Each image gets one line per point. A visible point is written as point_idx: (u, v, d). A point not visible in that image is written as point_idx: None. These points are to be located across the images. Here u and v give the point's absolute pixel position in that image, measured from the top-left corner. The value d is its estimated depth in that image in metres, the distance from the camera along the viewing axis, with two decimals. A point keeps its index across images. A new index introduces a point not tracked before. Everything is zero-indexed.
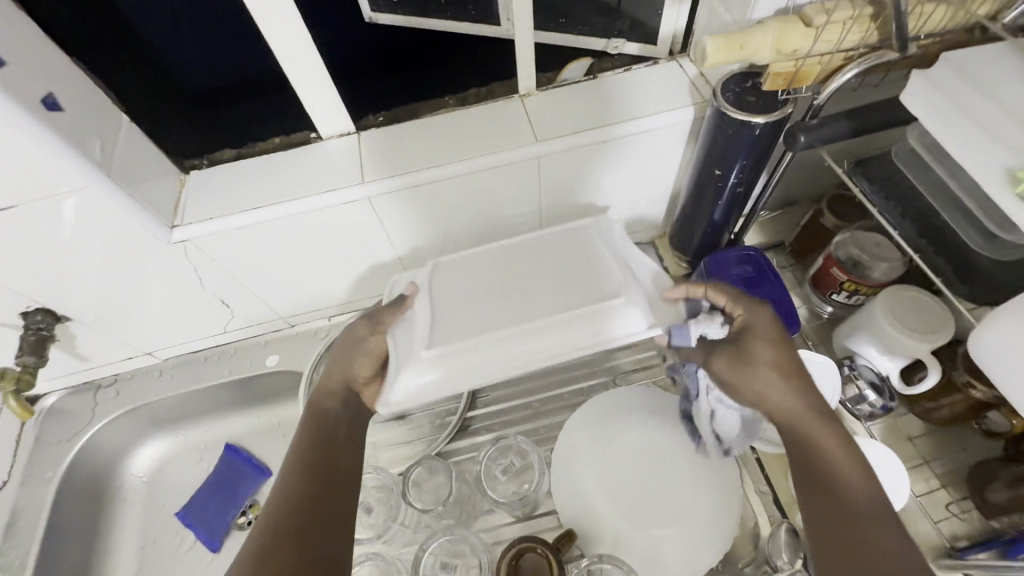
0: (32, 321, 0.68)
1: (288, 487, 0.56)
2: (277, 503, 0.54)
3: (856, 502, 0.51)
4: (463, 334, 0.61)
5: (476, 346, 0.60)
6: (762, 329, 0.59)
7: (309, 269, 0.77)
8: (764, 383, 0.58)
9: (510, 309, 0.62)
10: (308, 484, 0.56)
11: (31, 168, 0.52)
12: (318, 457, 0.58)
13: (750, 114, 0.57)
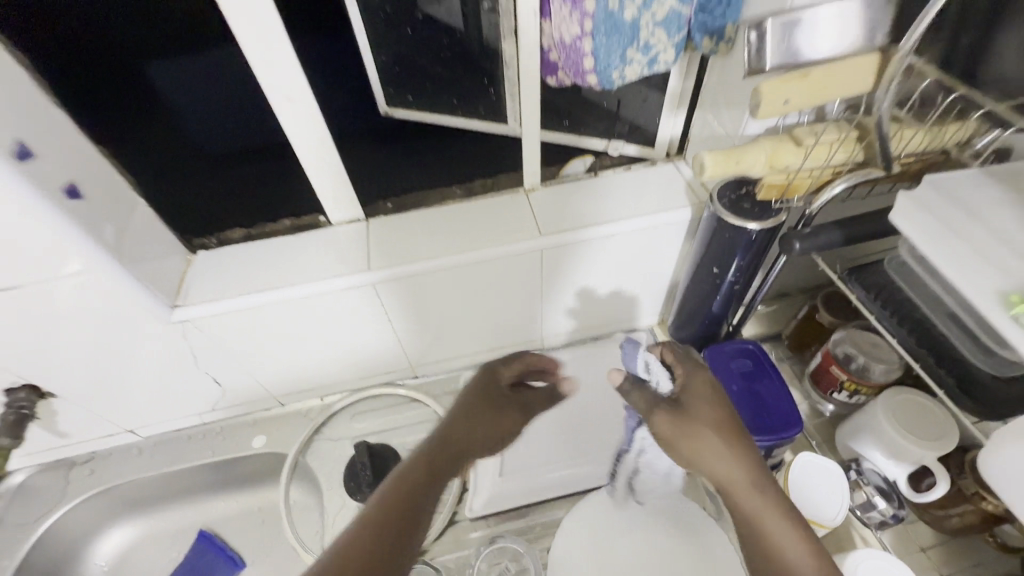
0: (16, 399, 0.66)
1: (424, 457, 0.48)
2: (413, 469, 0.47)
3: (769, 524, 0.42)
4: (519, 466, 0.76)
5: (514, 478, 0.75)
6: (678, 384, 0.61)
7: (308, 351, 0.76)
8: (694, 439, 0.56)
9: (554, 443, 0.78)
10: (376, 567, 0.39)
11: (51, 251, 0.53)
12: (397, 523, 0.42)
13: (746, 220, 0.59)
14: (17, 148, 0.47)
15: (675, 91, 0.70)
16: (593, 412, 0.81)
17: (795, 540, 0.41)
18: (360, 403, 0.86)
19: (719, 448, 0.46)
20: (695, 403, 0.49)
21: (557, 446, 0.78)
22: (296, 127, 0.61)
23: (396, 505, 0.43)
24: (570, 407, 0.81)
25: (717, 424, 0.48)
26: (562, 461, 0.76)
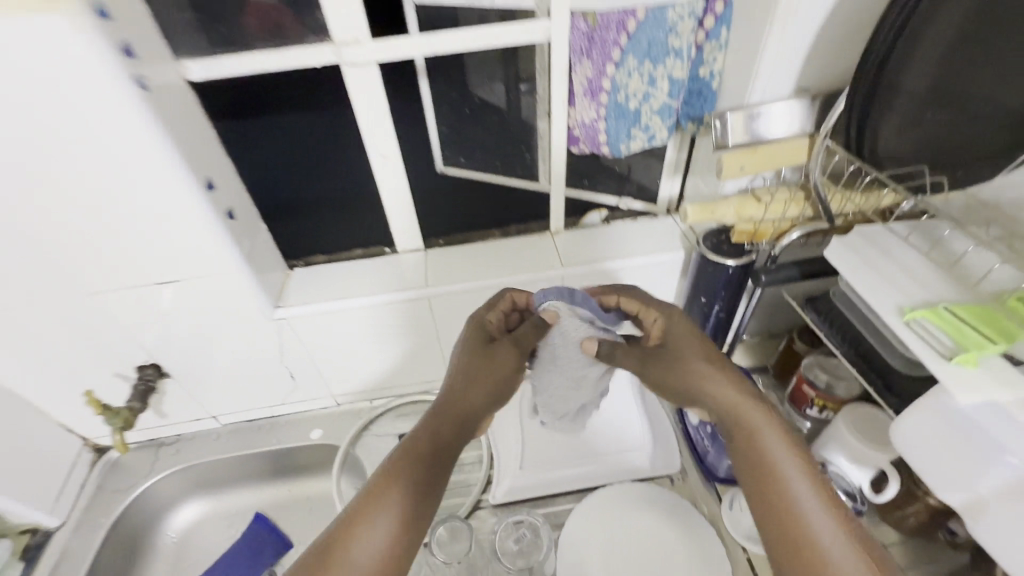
0: (144, 374, 0.83)
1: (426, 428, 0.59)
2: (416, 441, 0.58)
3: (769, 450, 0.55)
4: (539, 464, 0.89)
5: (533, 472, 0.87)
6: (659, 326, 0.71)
7: (368, 355, 0.93)
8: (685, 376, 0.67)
9: (567, 445, 0.91)
10: (413, 494, 0.54)
11: (207, 256, 0.71)
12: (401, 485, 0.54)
13: (724, 258, 0.75)
14: (205, 182, 0.67)
15: (672, 160, 0.88)
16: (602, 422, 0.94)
17: (777, 437, 0.56)
18: (403, 407, 1.02)
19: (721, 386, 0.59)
20: (678, 341, 0.64)
21: (571, 449, 0.90)
22: (384, 177, 0.81)
23: (418, 457, 0.56)
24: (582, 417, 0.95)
25: (701, 353, 0.62)
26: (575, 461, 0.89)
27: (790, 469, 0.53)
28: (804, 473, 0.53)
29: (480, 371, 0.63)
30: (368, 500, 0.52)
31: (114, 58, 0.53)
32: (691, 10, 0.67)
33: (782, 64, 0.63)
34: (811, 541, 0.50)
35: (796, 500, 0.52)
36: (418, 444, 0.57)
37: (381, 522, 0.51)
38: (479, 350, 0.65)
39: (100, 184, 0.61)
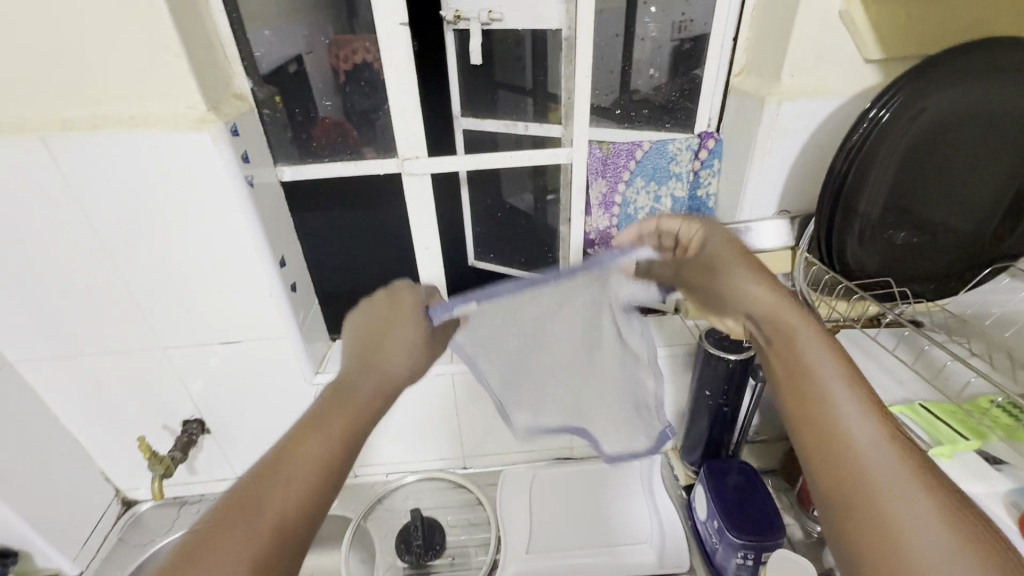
0: (189, 428, 0.91)
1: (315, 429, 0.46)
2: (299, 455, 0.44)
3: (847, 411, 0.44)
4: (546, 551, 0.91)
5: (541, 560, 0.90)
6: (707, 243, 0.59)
7: (391, 426, 0.99)
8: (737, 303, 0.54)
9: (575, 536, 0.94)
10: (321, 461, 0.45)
11: (267, 323, 0.82)
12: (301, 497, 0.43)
13: (725, 353, 0.83)
14: (280, 260, 0.80)
15: None
16: (611, 516, 0.97)
17: (842, 379, 0.46)
18: (417, 483, 1.05)
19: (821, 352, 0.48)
20: (719, 253, 0.57)
21: (578, 540, 0.93)
22: (425, 265, 0.93)
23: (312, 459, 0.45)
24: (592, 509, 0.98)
25: (746, 266, 0.55)
26: (582, 553, 0.91)
27: (858, 417, 0.44)
28: (867, 414, 0.44)
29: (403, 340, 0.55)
30: (277, 461, 0.44)
31: (233, 164, 0.68)
32: (689, 145, 0.82)
33: (765, 189, 0.75)
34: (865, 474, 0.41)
35: (846, 428, 0.43)
36: (332, 407, 0.48)
37: (292, 477, 0.43)
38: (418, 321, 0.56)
39: (198, 256, 0.74)
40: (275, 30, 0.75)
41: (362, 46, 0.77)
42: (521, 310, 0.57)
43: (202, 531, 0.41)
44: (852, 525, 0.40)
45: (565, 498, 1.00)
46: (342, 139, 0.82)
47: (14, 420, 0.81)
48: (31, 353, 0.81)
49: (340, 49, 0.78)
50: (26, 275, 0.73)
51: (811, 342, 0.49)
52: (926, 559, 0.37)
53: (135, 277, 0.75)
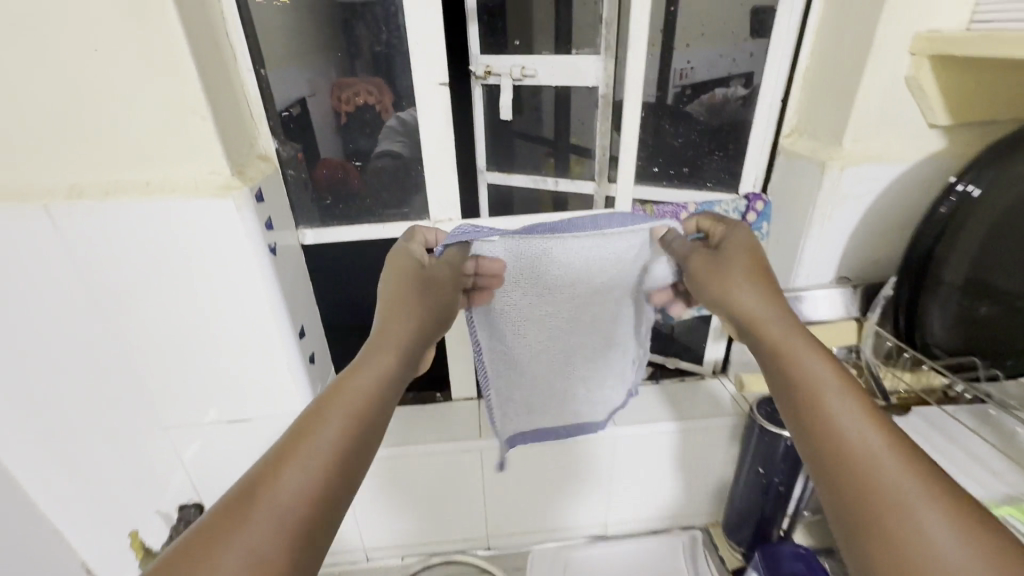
0: (185, 514, 0.81)
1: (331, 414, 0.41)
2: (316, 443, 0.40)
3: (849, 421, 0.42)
4: None
5: None
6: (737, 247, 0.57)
7: (410, 506, 0.90)
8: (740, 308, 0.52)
9: None
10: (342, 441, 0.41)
11: (281, 399, 0.74)
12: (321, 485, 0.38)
13: (780, 428, 0.77)
14: (299, 330, 0.73)
15: (718, 327, 0.94)
16: None
17: (845, 390, 0.44)
18: (436, 568, 0.95)
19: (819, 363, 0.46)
20: (736, 253, 0.56)
21: None
22: (452, 330, 0.87)
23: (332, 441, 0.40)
24: None
25: (751, 274, 0.54)
26: None
27: (861, 425, 0.42)
28: (871, 424, 0.42)
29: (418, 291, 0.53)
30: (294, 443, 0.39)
31: (257, 232, 0.62)
32: (735, 207, 0.77)
33: (823, 255, 0.71)
34: (868, 471, 0.39)
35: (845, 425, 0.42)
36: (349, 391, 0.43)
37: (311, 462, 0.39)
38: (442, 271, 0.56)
39: (209, 329, 0.67)
40: (292, 71, 0.69)
41: (366, 88, 0.70)
42: (551, 254, 0.61)
43: (203, 522, 0.35)
44: (864, 523, 0.38)
45: None
46: (354, 190, 0.75)
47: None
48: (13, 436, 0.72)
49: (341, 91, 0.70)
50: (16, 352, 0.66)
51: (815, 359, 0.47)
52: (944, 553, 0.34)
53: (139, 352, 0.67)
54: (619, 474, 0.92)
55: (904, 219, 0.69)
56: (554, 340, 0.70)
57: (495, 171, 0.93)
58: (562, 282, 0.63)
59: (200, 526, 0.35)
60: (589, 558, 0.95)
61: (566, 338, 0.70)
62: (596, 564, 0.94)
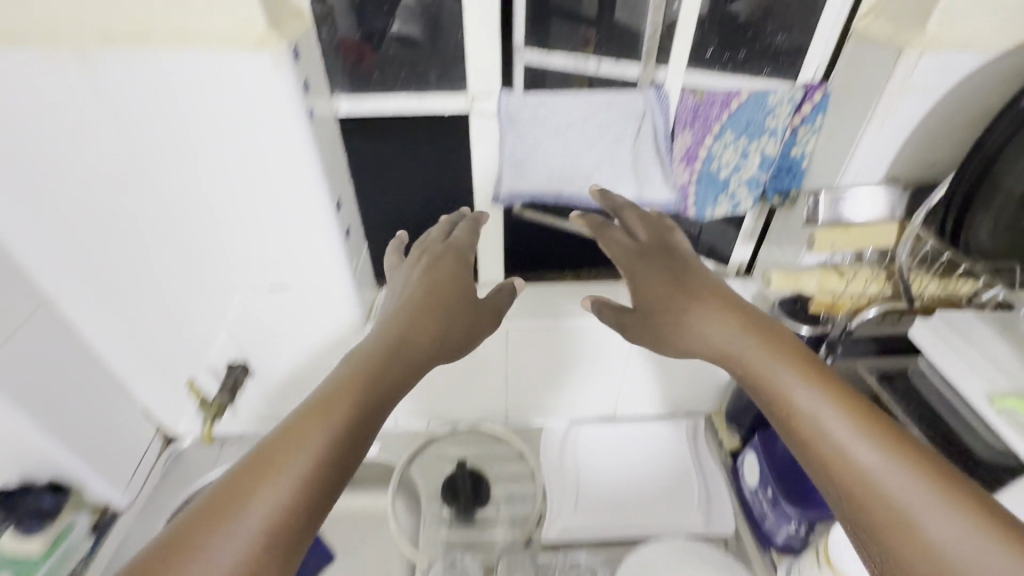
0: (234, 373, 0.88)
1: (319, 432, 0.46)
2: (309, 456, 0.44)
3: (868, 465, 0.47)
4: (595, 505, 0.93)
5: (589, 517, 0.92)
6: (660, 291, 0.60)
7: (439, 378, 0.96)
8: (717, 338, 0.56)
9: (621, 493, 0.95)
10: (355, 424, 0.47)
11: (320, 266, 0.77)
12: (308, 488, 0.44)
13: (798, 324, 0.79)
14: (337, 202, 0.73)
15: (749, 227, 0.93)
16: (654, 477, 0.97)
17: (838, 417, 0.50)
18: (458, 432, 1.01)
19: (816, 400, 0.51)
20: (691, 295, 0.59)
21: (623, 498, 0.95)
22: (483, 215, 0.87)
23: (298, 439, 0.45)
24: (634, 468, 0.99)
25: (706, 307, 0.58)
26: (627, 509, 0.93)
27: (858, 444, 0.48)
28: (880, 453, 0.47)
29: (434, 273, 0.62)
30: (296, 428, 0.46)
31: (297, 91, 0.60)
32: (790, 97, 0.73)
33: (877, 152, 0.68)
34: (840, 458, 0.48)
35: (812, 415, 0.50)
36: (332, 401, 0.48)
37: (306, 454, 0.44)
38: (450, 267, 0.63)
39: (254, 195, 0.68)
40: None
41: None
42: (563, 101, 0.74)
43: (197, 513, 0.42)
44: (860, 518, 0.46)
45: (609, 456, 1.01)
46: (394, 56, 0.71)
47: (54, 351, 0.77)
48: (71, 287, 0.76)
49: None
50: (66, 203, 0.68)
51: (808, 393, 0.51)
52: (938, 542, 0.43)
53: (185, 213, 0.69)
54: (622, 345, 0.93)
55: (969, 118, 0.66)
56: (586, 150, 0.77)
57: (535, 49, 0.73)
58: (589, 97, 0.73)
59: (185, 525, 0.42)
60: (599, 434, 1.03)
61: (599, 153, 0.77)
62: (603, 440, 1.03)
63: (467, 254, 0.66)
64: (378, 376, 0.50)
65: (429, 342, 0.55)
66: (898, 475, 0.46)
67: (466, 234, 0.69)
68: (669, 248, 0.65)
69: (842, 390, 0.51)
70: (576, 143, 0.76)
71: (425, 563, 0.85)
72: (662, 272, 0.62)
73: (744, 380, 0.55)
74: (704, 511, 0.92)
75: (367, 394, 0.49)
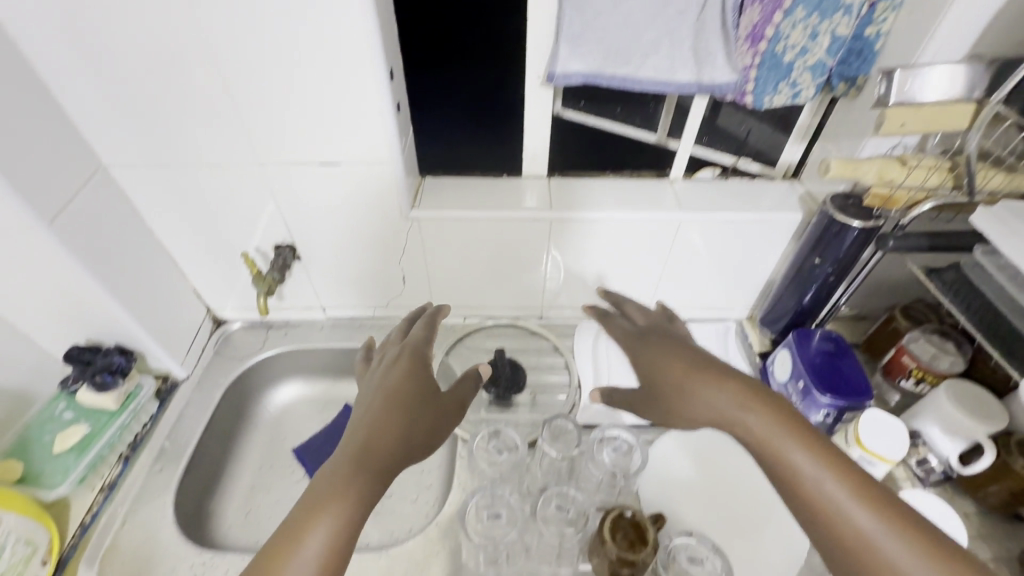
0: (282, 253, 0.91)
1: (326, 521, 0.45)
2: (311, 555, 0.44)
3: (890, 552, 0.43)
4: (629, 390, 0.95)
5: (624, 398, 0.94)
6: (668, 367, 0.58)
7: (479, 269, 0.98)
8: (720, 410, 0.52)
9: None
10: (356, 508, 0.47)
11: (371, 143, 0.77)
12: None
13: (849, 218, 0.78)
14: (390, 71, 0.72)
15: (803, 124, 0.91)
16: None
17: (856, 500, 0.46)
18: (496, 325, 1.07)
19: (827, 478, 0.47)
20: (693, 368, 0.56)
21: None
22: (530, 101, 0.86)
23: (302, 531, 0.44)
24: None
25: (715, 380, 0.54)
26: None
27: (885, 534, 0.44)
28: (900, 538, 0.44)
29: (414, 360, 0.61)
30: (286, 540, 0.44)
31: None
32: None
33: (960, 29, 0.66)
34: (841, 531, 0.45)
35: (818, 490, 0.46)
36: (332, 486, 0.47)
37: (300, 566, 0.43)
38: (410, 369, 0.59)
39: (312, 50, 0.67)
40: None
41: None
42: None
43: None
44: None
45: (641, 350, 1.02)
46: None
47: (114, 218, 0.80)
48: (127, 155, 0.77)
49: None
50: (123, 60, 0.67)
51: (823, 471, 0.47)
52: None
53: (244, 71, 0.69)
54: (664, 241, 0.94)
55: None
56: (647, 25, 0.73)
57: None
58: None
59: None
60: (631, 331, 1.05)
61: (661, 30, 0.73)
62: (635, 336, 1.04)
63: (421, 350, 0.64)
64: (362, 472, 0.48)
65: (404, 431, 0.53)
66: (924, 556, 0.43)
67: (424, 335, 0.67)
68: (674, 341, 0.61)
69: (845, 457, 0.48)
70: (639, 17, 0.72)
71: (467, 436, 0.90)
72: (669, 354, 0.59)
73: (753, 460, 0.51)
74: None
75: (351, 494, 0.47)
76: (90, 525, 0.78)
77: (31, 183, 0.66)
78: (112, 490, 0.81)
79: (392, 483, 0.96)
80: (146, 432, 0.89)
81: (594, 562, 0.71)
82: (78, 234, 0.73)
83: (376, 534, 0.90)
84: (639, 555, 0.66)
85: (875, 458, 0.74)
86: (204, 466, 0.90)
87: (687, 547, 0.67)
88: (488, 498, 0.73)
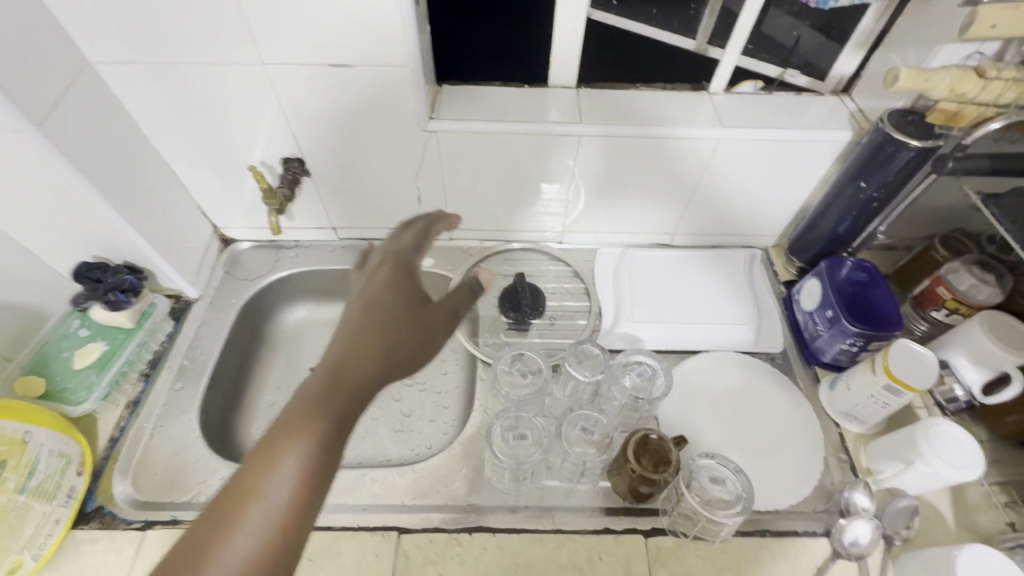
0: (290, 166, 0.85)
1: (300, 444, 0.42)
2: (288, 479, 0.41)
3: None
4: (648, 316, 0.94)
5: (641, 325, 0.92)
6: None
7: (500, 189, 0.92)
8: None
9: (673, 307, 0.95)
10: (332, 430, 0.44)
11: (387, 42, 0.69)
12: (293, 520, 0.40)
13: (908, 137, 0.73)
14: None
15: (865, 31, 0.81)
16: (707, 296, 0.97)
17: None
18: (514, 250, 1.03)
19: None
20: None
21: (675, 311, 0.95)
22: None
23: (274, 456, 0.41)
24: (687, 288, 0.98)
25: None
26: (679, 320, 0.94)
27: None
28: None
29: (393, 272, 0.55)
30: (258, 462, 0.41)
31: None
32: None
33: None
34: None
35: None
36: (306, 412, 0.44)
37: (276, 489, 0.41)
38: (391, 280, 0.54)
39: None
40: None
41: None
42: None
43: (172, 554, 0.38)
44: None
45: (662, 277, 1.00)
46: None
47: (110, 127, 0.74)
48: (114, 51, 0.69)
49: None
50: None
51: None
52: None
53: None
54: (697, 160, 0.87)
55: None
56: None
57: None
58: None
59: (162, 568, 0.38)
60: (652, 258, 1.02)
61: None
62: (657, 264, 1.02)
63: (405, 257, 0.58)
64: (337, 393, 0.45)
65: (385, 347, 0.49)
66: None
67: (413, 242, 0.60)
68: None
69: None
70: None
71: (487, 359, 0.90)
72: None
73: None
74: (755, 327, 0.93)
75: (327, 413, 0.44)
76: (119, 438, 0.79)
77: (16, 79, 0.59)
78: (137, 405, 0.82)
79: (411, 403, 0.97)
80: (164, 350, 0.88)
81: (615, 481, 0.73)
82: (71, 138, 0.67)
83: (397, 450, 0.92)
84: (663, 474, 0.68)
85: (901, 389, 0.72)
86: (225, 384, 0.91)
87: (710, 468, 0.68)
88: (512, 420, 0.74)
